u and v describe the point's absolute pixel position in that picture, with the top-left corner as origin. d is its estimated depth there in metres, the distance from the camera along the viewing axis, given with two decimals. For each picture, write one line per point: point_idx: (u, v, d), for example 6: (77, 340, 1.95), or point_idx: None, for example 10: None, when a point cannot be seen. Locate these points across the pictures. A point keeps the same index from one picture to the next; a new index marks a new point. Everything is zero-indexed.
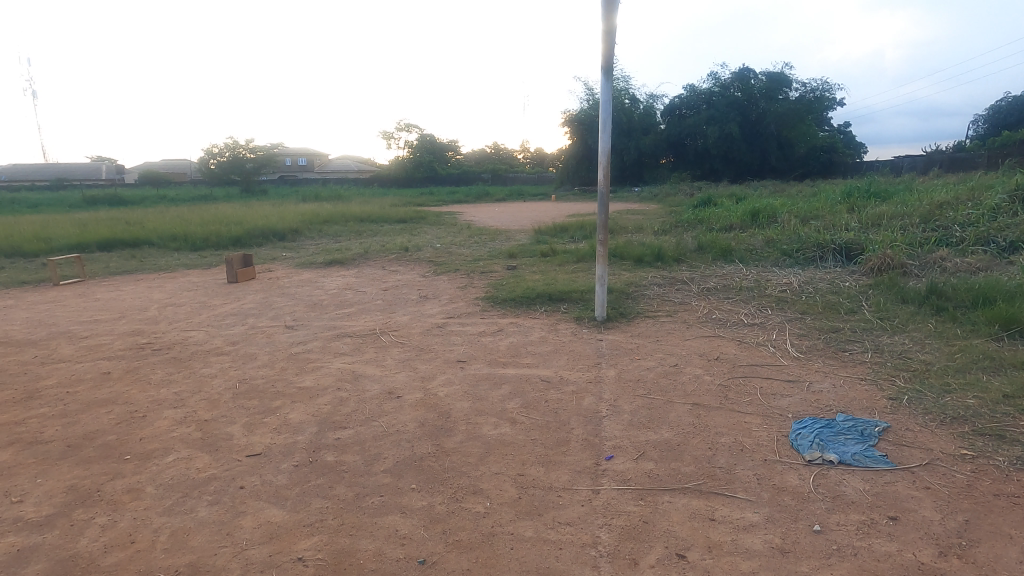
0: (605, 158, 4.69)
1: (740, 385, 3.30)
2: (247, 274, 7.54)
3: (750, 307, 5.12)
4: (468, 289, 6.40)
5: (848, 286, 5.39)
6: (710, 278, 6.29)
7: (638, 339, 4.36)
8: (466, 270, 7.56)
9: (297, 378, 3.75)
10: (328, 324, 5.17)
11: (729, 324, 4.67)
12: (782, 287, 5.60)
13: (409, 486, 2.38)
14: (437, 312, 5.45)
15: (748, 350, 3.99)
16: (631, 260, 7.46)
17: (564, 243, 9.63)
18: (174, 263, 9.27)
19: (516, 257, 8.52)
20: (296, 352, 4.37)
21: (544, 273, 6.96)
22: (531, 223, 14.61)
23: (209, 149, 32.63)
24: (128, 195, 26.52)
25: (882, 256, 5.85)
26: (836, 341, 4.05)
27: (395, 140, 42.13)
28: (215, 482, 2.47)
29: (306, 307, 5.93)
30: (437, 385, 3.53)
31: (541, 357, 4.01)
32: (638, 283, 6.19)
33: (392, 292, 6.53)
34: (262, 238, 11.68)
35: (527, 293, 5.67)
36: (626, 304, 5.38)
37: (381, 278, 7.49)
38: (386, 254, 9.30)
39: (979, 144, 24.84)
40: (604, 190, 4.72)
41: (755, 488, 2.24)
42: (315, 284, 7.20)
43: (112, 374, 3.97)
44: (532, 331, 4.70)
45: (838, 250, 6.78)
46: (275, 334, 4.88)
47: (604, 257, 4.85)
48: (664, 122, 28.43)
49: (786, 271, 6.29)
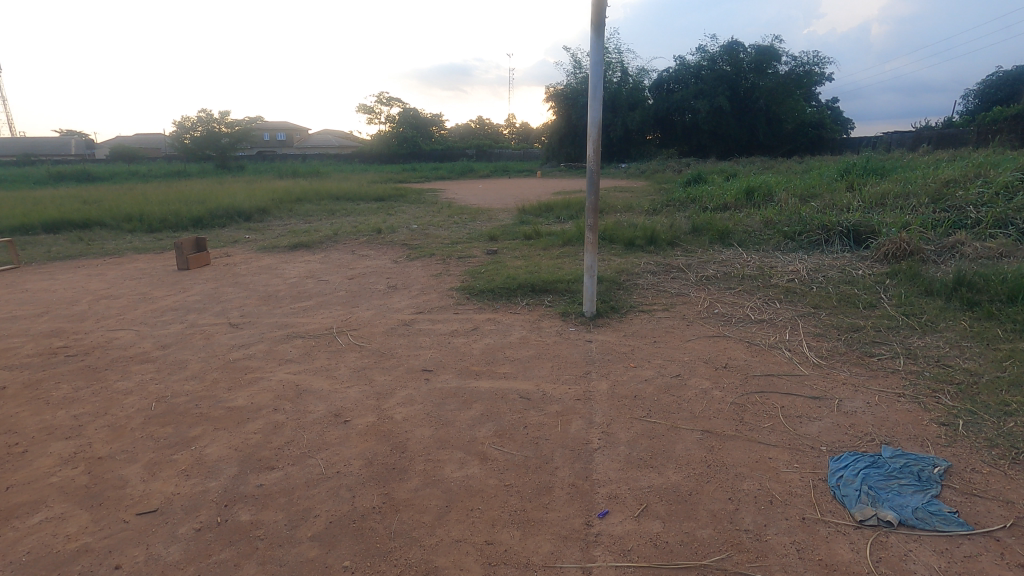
0: (596, 131, 4.03)
1: (756, 404, 2.75)
2: (199, 260, 6.87)
3: (755, 300, 4.57)
4: (442, 278, 5.79)
5: (862, 275, 4.86)
6: (708, 264, 5.74)
7: (633, 340, 3.80)
8: (442, 255, 6.93)
9: (228, 394, 3.13)
10: (279, 321, 4.52)
11: (734, 321, 4.13)
12: (789, 276, 5.08)
13: (342, 565, 1.80)
14: (405, 306, 4.84)
15: (760, 355, 3.46)
16: (620, 243, 6.89)
17: (548, 224, 9.05)
18: (123, 246, 8.50)
19: (497, 240, 7.90)
20: (234, 359, 3.73)
21: (527, 259, 6.35)
22: (514, 201, 13.99)
23: (181, 123, 31.17)
24: (98, 171, 25.35)
25: (897, 241, 5.32)
26: (859, 344, 3.52)
27: (377, 113, 40.79)
28: (85, 559, 1.87)
29: (258, 299, 5.29)
30: (394, 405, 2.93)
31: (521, 365, 3.43)
32: (630, 270, 5.61)
33: (358, 281, 5.88)
34: (226, 218, 10.84)
35: (506, 283, 5.07)
36: (618, 296, 4.80)
37: (348, 264, 6.82)
38: (356, 237, 8.64)
39: (967, 120, 24.49)
40: (594, 166, 4.07)
41: (796, 567, 1.70)
42: (275, 272, 6.53)
43: (8, 389, 3.32)
44: (511, 331, 4.11)
45: (845, 233, 6.27)
46: (215, 335, 4.23)
47: (593, 245, 4.24)
48: (653, 96, 27.57)
49: (791, 257, 5.77)
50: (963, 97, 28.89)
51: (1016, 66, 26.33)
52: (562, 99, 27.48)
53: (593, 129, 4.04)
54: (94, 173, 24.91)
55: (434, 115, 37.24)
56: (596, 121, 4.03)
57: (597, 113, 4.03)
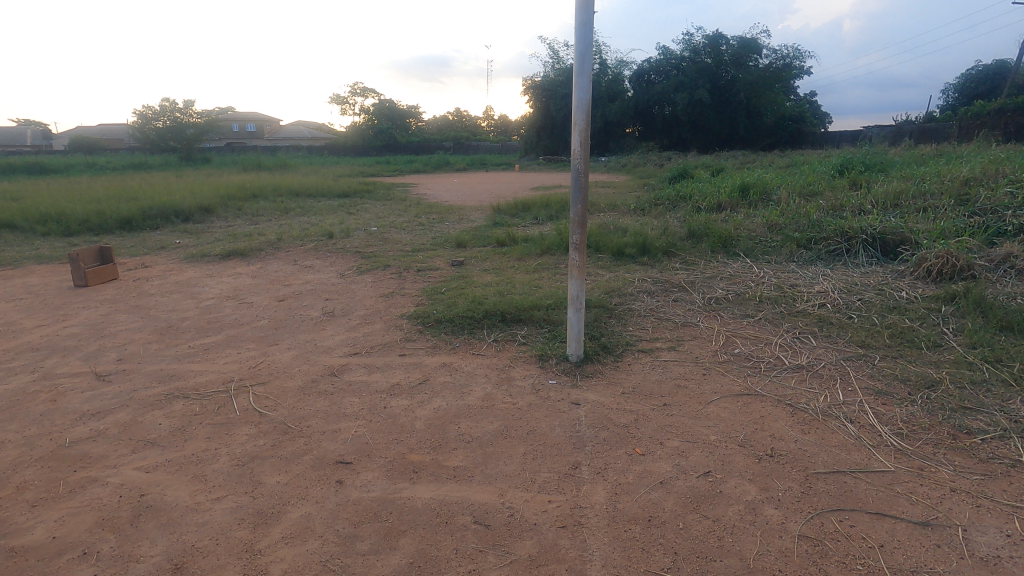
0: (584, 115, 2.99)
1: (839, 540, 1.79)
2: (101, 274, 5.67)
3: (783, 334, 3.62)
4: (393, 300, 4.73)
5: (909, 301, 3.96)
6: (714, 281, 4.79)
7: (635, 403, 2.80)
8: (397, 268, 5.87)
9: (27, 517, 2.06)
10: (164, 369, 3.40)
11: (763, 369, 3.15)
12: (818, 299, 4.14)
13: None
14: (337, 343, 3.76)
15: (816, 430, 2.49)
16: (607, 252, 5.90)
17: (523, 226, 8.05)
18: (25, 254, 7.20)
19: (465, 246, 6.84)
20: (73, 438, 2.62)
21: (498, 274, 5.30)
22: (490, 198, 12.95)
23: (141, 112, 29.25)
24: (49, 162, 23.52)
25: (942, 255, 4.43)
26: (946, 411, 2.58)
27: (351, 105, 39.40)
28: None
29: (155, 331, 4.16)
30: (279, 540, 1.90)
31: (480, 452, 2.40)
32: (622, 289, 4.61)
33: (289, 303, 4.78)
34: (160, 219, 9.55)
35: (469, 311, 4.03)
36: (611, 328, 3.80)
37: (284, 279, 5.70)
38: (304, 241, 7.51)
39: (947, 115, 24.22)
40: (580, 164, 3.05)
41: None
42: (194, 289, 5.38)
43: None
44: (471, 386, 3.06)
45: (869, 241, 5.37)
46: (68, 394, 3.11)
47: (580, 268, 3.21)
48: (633, 88, 26.68)
49: (812, 273, 4.84)
50: (943, 91, 28.58)
51: (995, 60, 26.13)
52: (540, 91, 26.45)
53: (580, 113, 3.00)
54: (46, 164, 23.10)
55: (409, 106, 35.90)
56: (584, 103, 2.99)
57: (585, 93, 2.99)
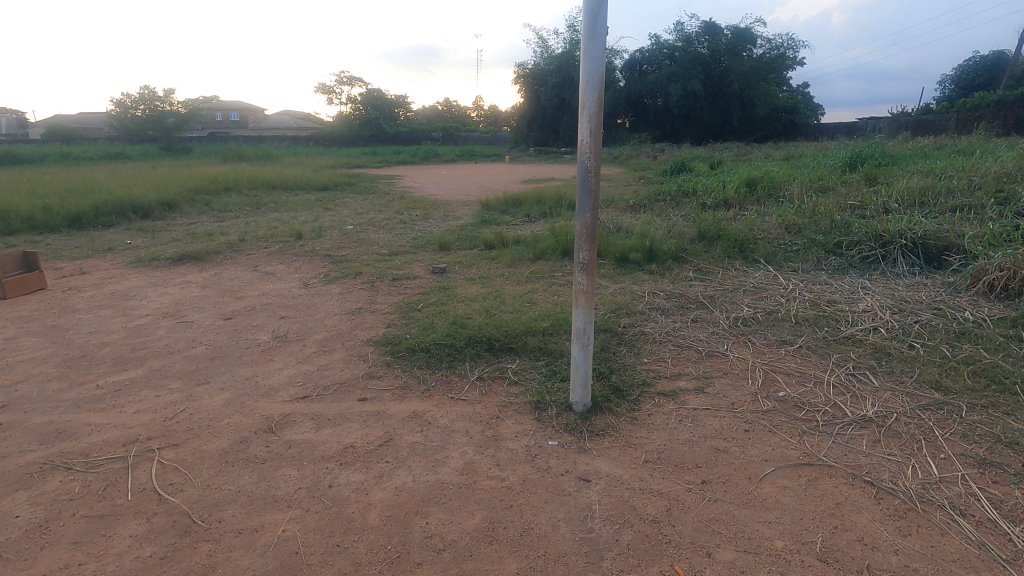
0: (595, 95, 2.26)
1: None
2: (26, 284, 4.89)
3: (835, 370, 2.93)
4: (359, 319, 3.99)
5: (978, 325, 3.28)
6: (737, 295, 4.09)
7: (665, 480, 2.10)
8: (369, 276, 5.11)
9: None
10: (55, 421, 2.66)
11: (822, 423, 2.46)
12: (867, 322, 3.45)
13: None
14: (283, 381, 3.02)
15: (920, 533, 1.80)
16: (609, 257, 5.19)
17: (514, 225, 7.32)
18: None
19: (449, 249, 6.10)
20: None
21: (485, 285, 4.58)
22: (479, 192, 12.18)
23: (120, 100, 28.08)
24: (23, 152, 22.37)
25: (1005, 267, 3.76)
26: None
27: (337, 95, 38.31)
28: None
29: (63, 360, 3.40)
30: None
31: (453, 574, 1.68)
32: (632, 306, 3.90)
33: (238, 322, 4.03)
34: (116, 216, 8.71)
35: (449, 338, 3.30)
36: (623, 361, 3.09)
37: (239, 289, 4.94)
38: (270, 243, 6.73)
39: (944, 107, 23.69)
40: (589, 158, 2.31)
41: None
42: (129, 302, 4.61)
43: None
44: (447, 449, 2.35)
45: (909, 246, 4.70)
46: None
47: (587, 296, 2.46)
48: (624, 78, 25.97)
49: (850, 286, 4.16)
50: (941, 83, 28.04)
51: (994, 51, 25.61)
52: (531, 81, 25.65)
53: (590, 92, 2.26)
54: (20, 154, 22.00)
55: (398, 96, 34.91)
56: (595, 77, 2.24)
57: (598, 64, 2.24)
